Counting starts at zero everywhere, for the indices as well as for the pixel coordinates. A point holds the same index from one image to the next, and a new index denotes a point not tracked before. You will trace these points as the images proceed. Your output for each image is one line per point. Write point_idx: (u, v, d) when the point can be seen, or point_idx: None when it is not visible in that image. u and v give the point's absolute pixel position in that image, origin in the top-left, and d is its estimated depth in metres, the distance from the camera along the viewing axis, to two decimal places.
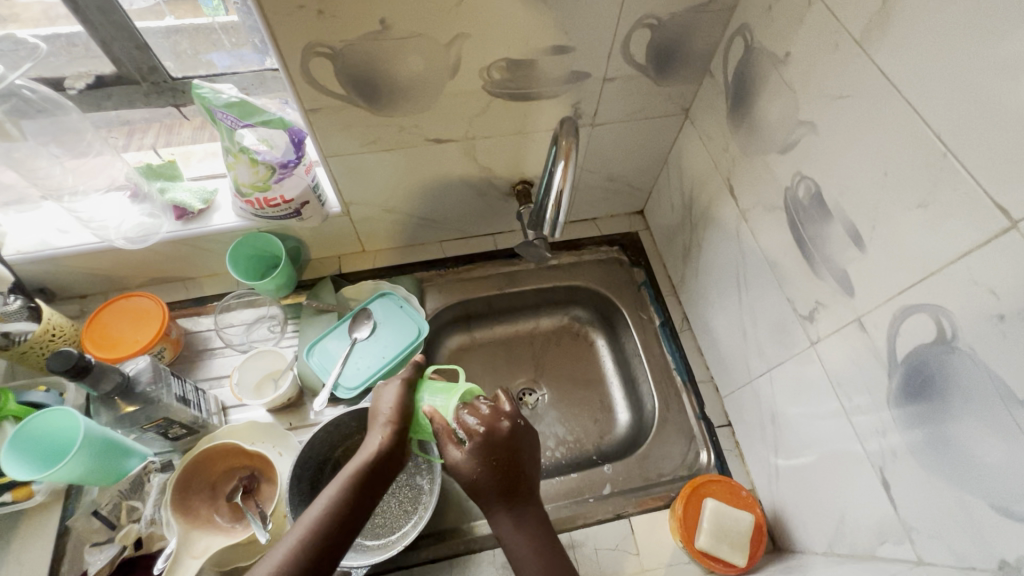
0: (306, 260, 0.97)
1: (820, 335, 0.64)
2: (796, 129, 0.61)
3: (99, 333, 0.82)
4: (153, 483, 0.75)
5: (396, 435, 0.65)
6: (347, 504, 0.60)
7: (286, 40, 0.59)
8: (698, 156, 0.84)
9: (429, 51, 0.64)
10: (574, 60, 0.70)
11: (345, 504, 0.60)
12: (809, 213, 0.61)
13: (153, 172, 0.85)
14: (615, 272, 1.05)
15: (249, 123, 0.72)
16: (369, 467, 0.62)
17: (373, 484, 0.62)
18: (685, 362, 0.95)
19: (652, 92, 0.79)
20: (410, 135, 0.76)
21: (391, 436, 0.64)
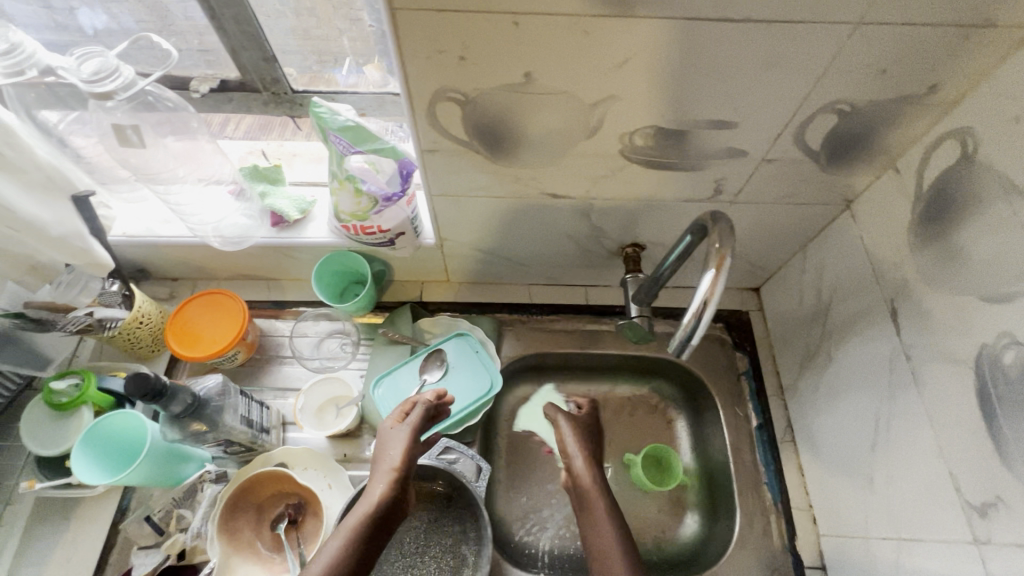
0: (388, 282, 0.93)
1: (990, 536, 0.51)
2: (1017, 280, 0.48)
3: (180, 328, 0.82)
4: (205, 494, 0.74)
5: (401, 486, 0.65)
6: (367, 541, 0.60)
7: (418, 82, 0.53)
8: (852, 256, 0.71)
9: (571, 110, 0.56)
10: (735, 136, 0.59)
11: (364, 538, 0.60)
12: (1014, 389, 0.48)
13: (258, 174, 0.83)
14: (714, 355, 0.93)
15: (360, 150, 0.68)
16: (379, 512, 0.62)
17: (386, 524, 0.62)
18: (779, 478, 0.83)
19: (816, 178, 0.67)
20: (526, 186, 0.68)
21: (397, 484, 0.65)
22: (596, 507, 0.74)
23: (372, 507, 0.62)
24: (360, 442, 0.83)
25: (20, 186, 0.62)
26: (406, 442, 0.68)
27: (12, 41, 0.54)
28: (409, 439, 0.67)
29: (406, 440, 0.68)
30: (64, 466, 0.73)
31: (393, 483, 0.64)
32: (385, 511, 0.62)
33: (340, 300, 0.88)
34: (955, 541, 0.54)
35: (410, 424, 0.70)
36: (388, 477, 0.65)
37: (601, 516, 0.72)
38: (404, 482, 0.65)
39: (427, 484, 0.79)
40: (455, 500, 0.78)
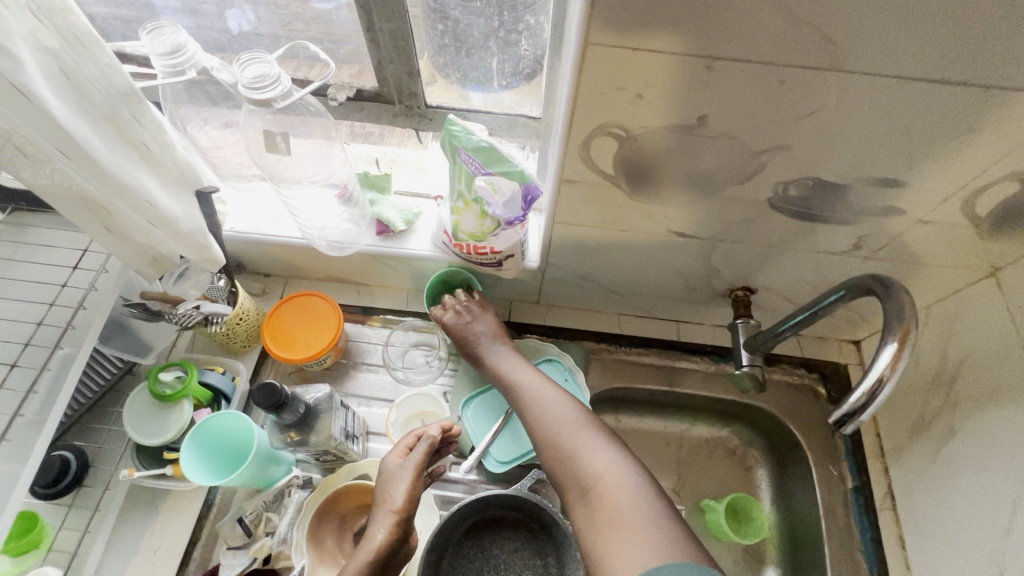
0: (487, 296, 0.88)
1: None
2: None
3: (276, 328, 0.82)
4: (293, 499, 0.74)
5: (404, 530, 0.61)
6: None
7: (583, 115, 0.51)
8: (993, 327, 0.67)
9: (733, 155, 0.54)
10: (899, 196, 0.56)
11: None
12: None
13: (369, 181, 0.83)
14: (808, 406, 0.90)
15: (490, 171, 0.66)
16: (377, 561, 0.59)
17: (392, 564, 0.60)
18: (875, 547, 0.79)
19: (969, 244, 0.63)
20: (655, 223, 0.66)
21: (400, 526, 0.61)
22: (574, 431, 0.67)
23: (375, 553, 0.59)
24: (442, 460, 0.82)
25: (160, 182, 0.62)
26: (408, 483, 0.64)
27: (178, 42, 0.55)
28: (410, 481, 0.64)
29: (407, 479, 0.64)
30: (160, 456, 0.73)
31: (400, 523, 0.61)
32: (388, 557, 0.59)
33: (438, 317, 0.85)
34: None
35: (413, 462, 0.66)
36: (391, 516, 0.62)
37: (554, 422, 0.68)
38: (406, 526, 0.62)
39: (511, 514, 0.76)
40: (539, 533, 0.76)
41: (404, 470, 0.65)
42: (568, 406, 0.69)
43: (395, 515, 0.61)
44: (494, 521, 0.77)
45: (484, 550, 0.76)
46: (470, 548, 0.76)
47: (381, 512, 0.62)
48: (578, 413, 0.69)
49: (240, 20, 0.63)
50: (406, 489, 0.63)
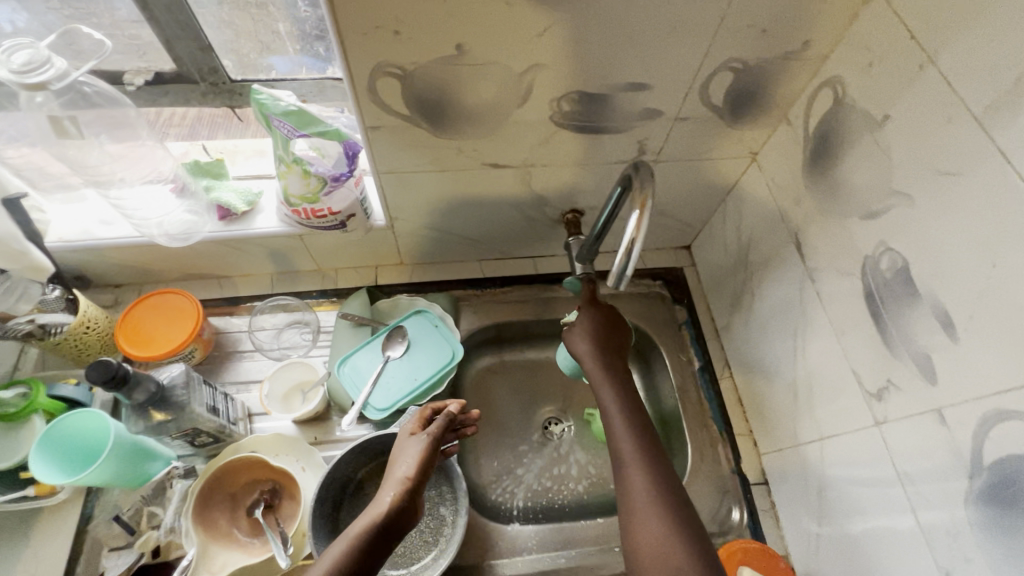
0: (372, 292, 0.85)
1: (886, 416, 0.60)
2: (885, 198, 0.57)
3: (131, 330, 0.81)
4: (176, 489, 0.74)
5: (413, 495, 0.62)
6: (379, 540, 0.58)
7: (357, 58, 0.57)
8: (761, 202, 0.80)
9: (502, 79, 0.61)
10: (649, 97, 0.67)
11: (378, 536, 0.58)
12: (891, 288, 0.58)
13: (199, 169, 0.84)
14: (657, 310, 1.01)
15: (305, 133, 0.70)
16: (384, 523, 0.59)
17: (403, 520, 0.60)
18: (722, 411, 0.91)
19: (724, 134, 0.75)
20: (468, 158, 0.73)
21: (407, 493, 0.62)
22: (614, 420, 0.67)
23: (379, 517, 0.59)
24: (329, 424, 0.85)
25: None
26: (421, 452, 0.66)
27: None
28: (425, 449, 0.66)
29: (421, 449, 0.66)
30: (18, 479, 0.71)
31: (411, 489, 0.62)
32: (394, 519, 0.60)
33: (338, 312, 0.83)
34: (863, 428, 0.63)
35: (427, 436, 0.68)
36: (400, 484, 0.63)
37: (610, 409, 0.68)
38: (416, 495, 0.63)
39: None
40: None
41: (418, 441, 0.68)
42: (615, 403, 0.69)
43: (403, 481, 0.63)
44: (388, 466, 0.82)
45: None
46: (367, 495, 0.80)
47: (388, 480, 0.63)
48: (625, 410, 0.68)
49: (9, 16, 0.63)
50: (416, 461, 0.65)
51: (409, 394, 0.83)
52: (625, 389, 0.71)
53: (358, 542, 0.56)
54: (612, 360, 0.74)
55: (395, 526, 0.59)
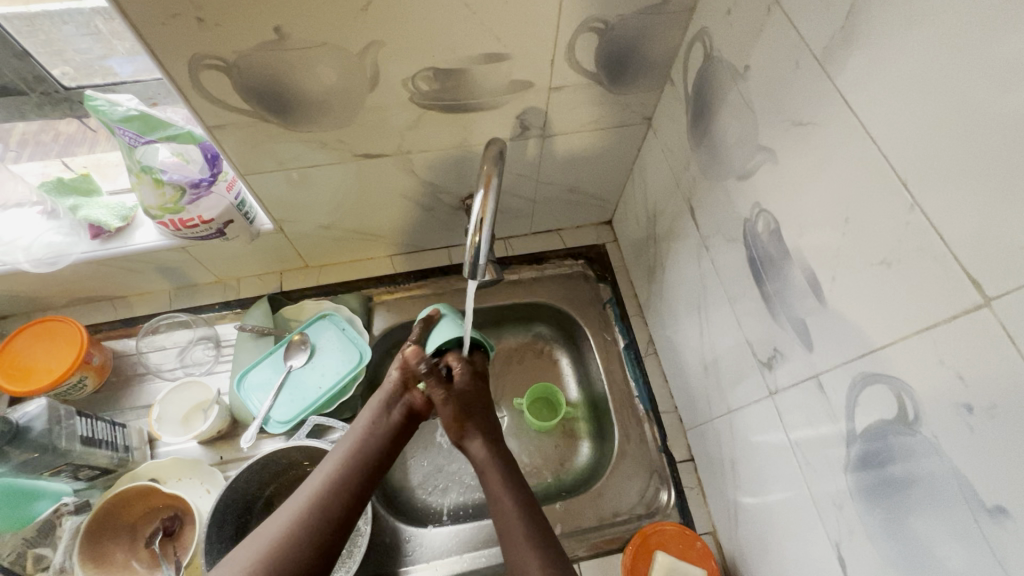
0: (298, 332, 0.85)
1: (778, 385, 0.57)
2: (754, 155, 0.54)
3: (10, 363, 0.77)
4: (65, 527, 0.70)
5: (355, 463, 0.65)
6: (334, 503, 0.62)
7: (167, 53, 0.51)
8: (660, 169, 0.77)
9: (341, 62, 0.57)
10: (512, 68, 0.62)
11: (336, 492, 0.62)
12: (768, 250, 0.54)
13: (63, 187, 0.78)
14: (579, 289, 0.98)
15: (152, 139, 0.65)
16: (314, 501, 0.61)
17: (372, 459, 0.66)
18: (648, 389, 0.89)
19: (608, 101, 0.71)
20: (336, 150, 0.68)
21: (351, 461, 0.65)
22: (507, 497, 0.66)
23: (313, 491, 0.62)
24: (235, 442, 0.81)
25: None
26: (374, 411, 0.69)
27: None
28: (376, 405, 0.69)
29: (375, 408, 0.70)
30: None
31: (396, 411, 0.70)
32: (327, 493, 0.62)
33: (274, 349, 0.83)
34: (762, 399, 0.61)
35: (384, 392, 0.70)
36: (384, 406, 0.70)
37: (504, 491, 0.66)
38: (357, 468, 0.65)
39: (309, 469, 0.78)
40: None
41: (379, 396, 0.70)
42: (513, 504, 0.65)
43: (390, 397, 0.70)
44: (297, 480, 0.78)
45: None
46: (277, 513, 0.77)
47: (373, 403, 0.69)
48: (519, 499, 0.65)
49: None
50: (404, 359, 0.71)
51: (315, 402, 0.80)
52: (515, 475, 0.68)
53: (303, 516, 0.59)
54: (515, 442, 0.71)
55: (354, 479, 0.64)
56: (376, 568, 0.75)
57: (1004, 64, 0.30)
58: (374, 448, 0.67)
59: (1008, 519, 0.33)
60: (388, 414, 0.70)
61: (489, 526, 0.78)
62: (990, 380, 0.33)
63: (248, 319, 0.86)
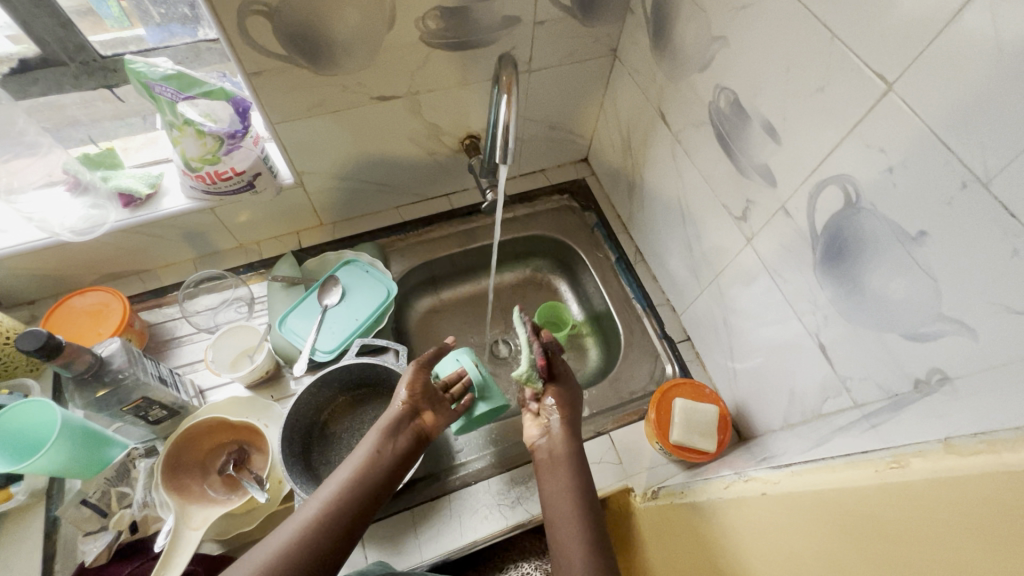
0: (331, 275, 0.92)
1: (753, 231, 0.71)
2: (710, 46, 0.68)
3: (58, 331, 0.82)
4: (140, 468, 0.75)
5: (366, 485, 0.66)
6: (337, 526, 0.62)
7: (221, 2, 0.60)
8: (629, 91, 0.90)
9: (365, 4, 0.67)
10: (503, 4, 0.74)
11: (339, 514, 0.63)
12: (730, 119, 0.68)
13: (91, 162, 0.83)
14: (568, 218, 1.11)
15: (190, 95, 0.72)
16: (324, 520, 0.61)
17: (375, 480, 0.67)
18: (642, 290, 1.02)
19: (580, 34, 0.84)
20: (355, 94, 0.78)
21: (361, 486, 0.66)
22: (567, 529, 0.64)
23: (322, 510, 0.62)
24: (282, 381, 0.88)
25: None
26: (379, 435, 0.71)
27: None
28: (388, 419, 0.72)
29: (380, 431, 0.71)
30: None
31: (403, 435, 0.72)
32: (336, 514, 0.62)
33: (308, 292, 0.91)
34: (741, 251, 0.75)
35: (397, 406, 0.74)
36: (391, 430, 0.71)
37: (566, 513, 0.66)
38: (361, 490, 0.65)
39: (359, 391, 0.86)
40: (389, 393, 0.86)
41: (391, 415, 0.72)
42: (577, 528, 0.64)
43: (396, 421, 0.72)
44: (348, 404, 0.86)
45: (348, 430, 0.85)
46: (335, 434, 0.84)
47: (379, 428, 0.70)
48: (581, 524, 0.64)
49: None
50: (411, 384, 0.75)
51: (355, 332, 0.87)
52: (569, 475, 0.69)
53: (308, 536, 0.60)
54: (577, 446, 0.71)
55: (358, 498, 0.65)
56: (434, 466, 0.83)
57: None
58: (386, 470, 0.69)
59: (927, 238, 0.48)
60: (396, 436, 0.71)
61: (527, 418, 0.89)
62: (900, 143, 0.48)
63: (278, 271, 0.94)
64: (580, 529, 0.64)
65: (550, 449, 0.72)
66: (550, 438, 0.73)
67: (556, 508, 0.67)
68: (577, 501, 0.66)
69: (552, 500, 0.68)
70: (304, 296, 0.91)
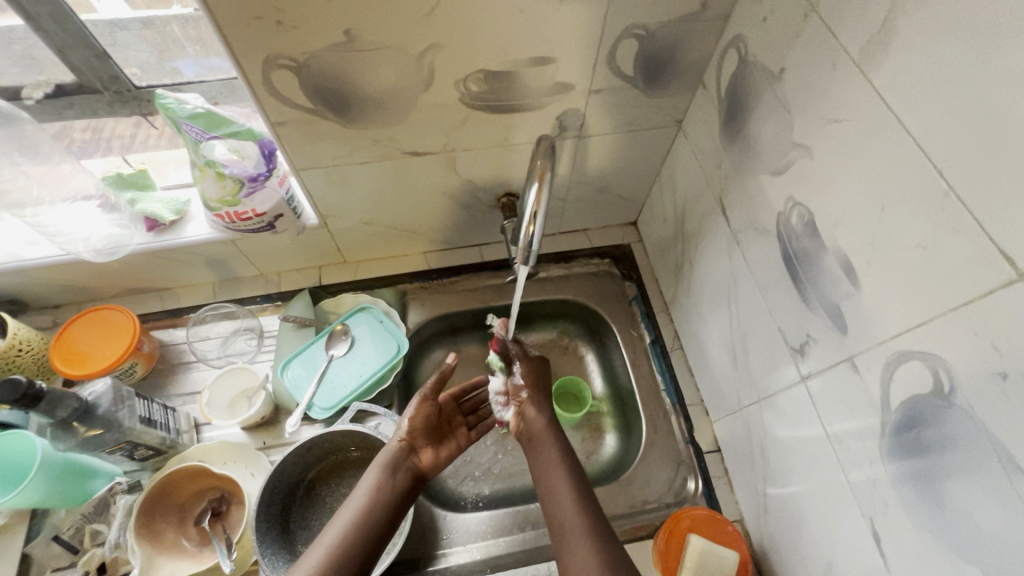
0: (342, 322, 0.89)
1: (810, 370, 0.60)
2: (789, 151, 0.57)
3: (67, 349, 0.80)
4: (119, 505, 0.72)
5: (370, 523, 0.64)
6: (344, 568, 0.59)
7: (245, 53, 0.55)
8: (690, 169, 0.80)
9: (401, 64, 0.61)
10: (556, 71, 0.66)
11: (343, 557, 0.59)
12: (801, 240, 0.57)
13: (124, 181, 0.83)
14: (605, 286, 1.01)
15: (215, 135, 0.69)
16: (329, 563, 0.58)
17: (379, 519, 0.64)
18: (674, 383, 0.91)
19: (642, 103, 0.75)
20: (386, 147, 0.72)
21: (365, 527, 0.63)
22: (577, 543, 0.62)
23: (327, 552, 0.59)
24: (278, 428, 0.84)
25: None
26: (377, 473, 0.69)
27: None
28: (387, 456, 0.70)
29: (378, 468, 0.69)
30: None
31: (402, 472, 0.70)
32: (342, 557, 0.59)
33: (317, 335, 0.88)
34: (793, 385, 0.64)
35: (393, 443, 0.71)
36: (389, 468, 0.69)
37: (571, 525, 0.64)
38: (366, 531, 0.63)
39: (351, 453, 0.81)
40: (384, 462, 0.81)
41: (390, 451, 0.70)
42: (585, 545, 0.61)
43: (394, 457, 0.70)
44: (337, 465, 0.81)
45: (334, 493, 0.80)
46: (320, 495, 0.79)
47: (377, 467, 0.68)
48: (580, 510, 0.64)
49: None
50: (414, 416, 0.74)
51: (355, 390, 0.83)
52: (546, 448, 0.72)
53: None
54: (565, 461, 0.69)
55: (363, 539, 0.62)
56: (414, 551, 0.77)
57: (1019, 65, 0.35)
58: (392, 506, 0.66)
59: None
60: (396, 473, 0.69)
61: (523, 512, 0.81)
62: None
63: (291, 309, 0.91)
64: (596, 552, 0.61)
65: (530, 429, 0.75)
66: (529, 417, 0.75)
67: (554, 498, 0.67)
68: (579, 516, 0.64)
69: (554, 495, 0.67)
70: (313, 339, 0.87)
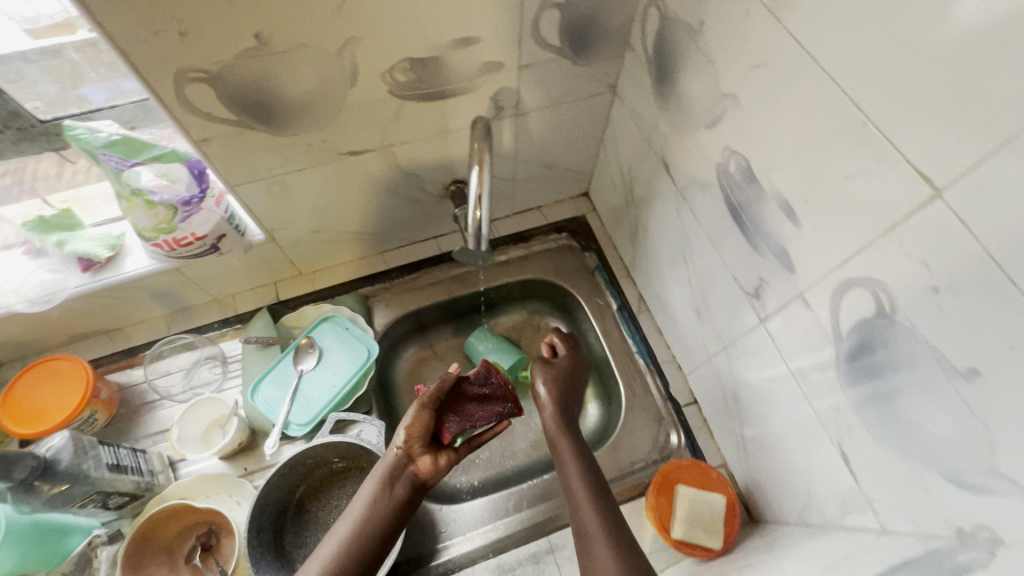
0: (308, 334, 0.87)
1: (766, 311, 0.62)
2: (719, 102, 0.58)
3: (16, 409, 0.76)
4: (102, 558, 0.70)
5: (370, 535, 0.62)
6: None
7: (151, 70, 0.52)
8: (631, 133, 0.81)
9: (321, 62, 0.59)
10: (483, 50, 0.65)
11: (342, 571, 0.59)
12: (742, 187, 0.59)
13: (46, 225, 0.78)
14: (567, 260, 1.02)
15: (138, 162, 0.67)
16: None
17: (379, 533, 0.63)
18: (646, 344, 0.93)
19: (574, 73, 0.75)
20: (322, 151, 0.70)
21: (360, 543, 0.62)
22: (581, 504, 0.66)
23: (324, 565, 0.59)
24: (257, 452, 0.82)
25: None
26: (374, 484, 0.65)
27: None
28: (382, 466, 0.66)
29: (376, 478, 0.66)
30: None
31: (402, 482, 0.66)
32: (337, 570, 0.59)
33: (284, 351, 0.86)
34: (754, 328, 0.66)
35: (391, 452, 0.67)
36: (387, 479, 0.65)
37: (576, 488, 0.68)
38: (363, 545, 0.62)
39: (337, 464, 0.80)
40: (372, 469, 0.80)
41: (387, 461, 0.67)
42: (595, 514, 0.64)
43: (392, 467, 0.66)
44: (324, 479, 0.80)
45: (325, 507, 0.79)
46: (311, 512, 0.79)
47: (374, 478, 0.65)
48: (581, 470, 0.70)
49: None
50: (410, 425, 0.67)
51: (331, 402, 0.82)
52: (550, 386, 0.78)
53: None
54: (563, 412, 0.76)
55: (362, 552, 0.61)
56: (415, 548, 0.77)
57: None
58: (393, 514, 0.64)
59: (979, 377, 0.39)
60: (393, 485, 0.65)
61: (517, 492, 0.82)
62: (952, 262, 0.38)
63: (253, 329, 0.89)
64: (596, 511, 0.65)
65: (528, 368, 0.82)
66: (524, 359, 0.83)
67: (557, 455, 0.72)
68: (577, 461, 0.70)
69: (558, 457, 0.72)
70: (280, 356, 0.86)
